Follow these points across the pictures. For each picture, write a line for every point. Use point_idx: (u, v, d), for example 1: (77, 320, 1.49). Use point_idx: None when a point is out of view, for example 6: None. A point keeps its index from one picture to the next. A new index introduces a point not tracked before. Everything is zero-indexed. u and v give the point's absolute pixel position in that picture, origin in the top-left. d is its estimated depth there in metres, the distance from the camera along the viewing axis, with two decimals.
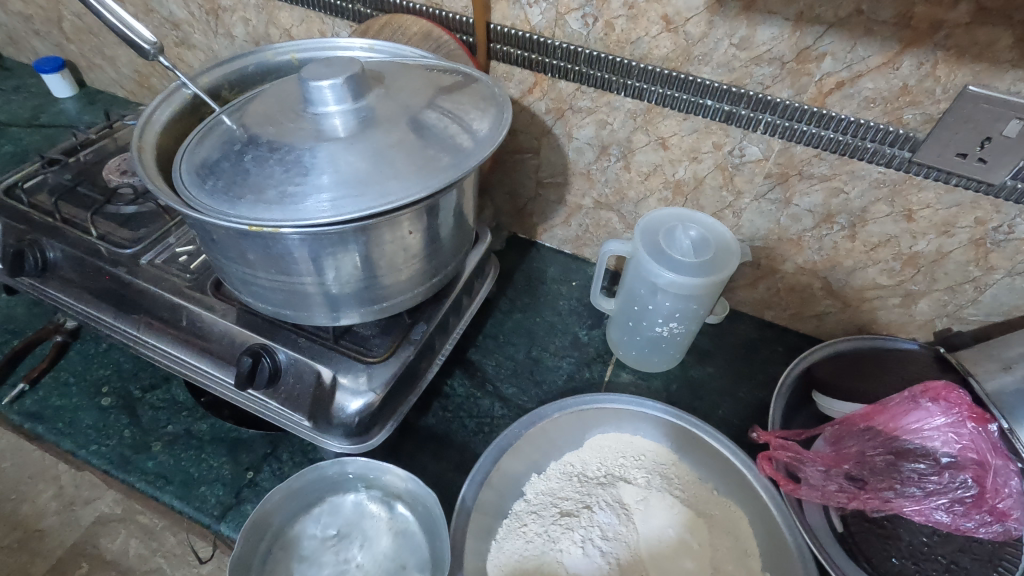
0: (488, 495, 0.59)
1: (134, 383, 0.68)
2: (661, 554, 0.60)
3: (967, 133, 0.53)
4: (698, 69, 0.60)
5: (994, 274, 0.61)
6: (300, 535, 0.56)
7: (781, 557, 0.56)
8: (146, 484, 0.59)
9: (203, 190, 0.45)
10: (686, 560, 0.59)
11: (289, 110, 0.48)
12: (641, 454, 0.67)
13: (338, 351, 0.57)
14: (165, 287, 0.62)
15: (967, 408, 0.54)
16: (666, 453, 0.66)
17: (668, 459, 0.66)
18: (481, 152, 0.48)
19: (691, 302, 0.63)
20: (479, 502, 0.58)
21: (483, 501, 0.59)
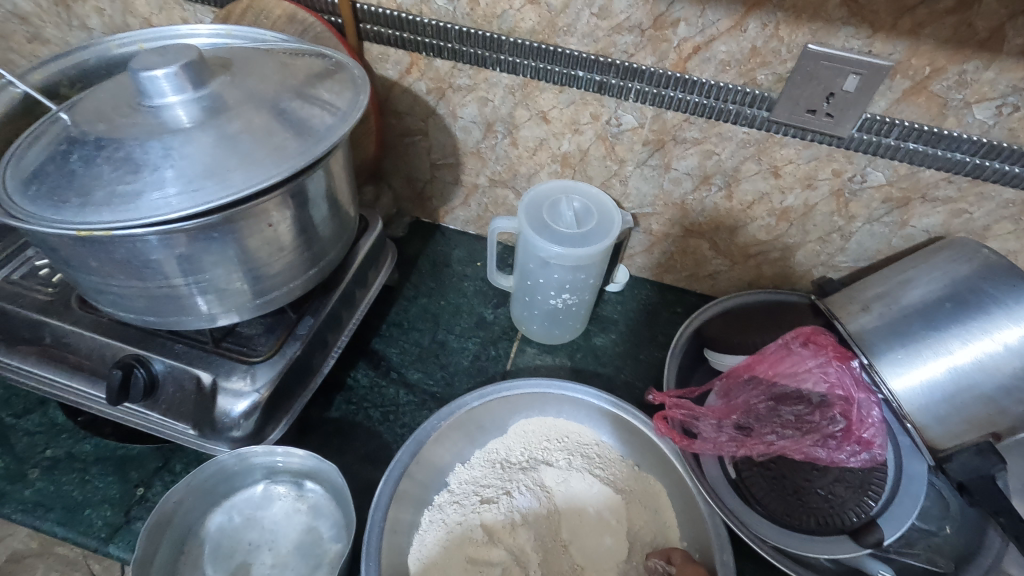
0: (408, 489, 0.56)
1: (4, 411, 0.63)
2: (582, 531, 0.58)
3: (814, 90, 0.55)
4: (565, 41, 0.60)
5: (856, 222, 0.66)
6: (207, 541, 0.55)
7: (689, 509, 0.57)
8: (24, 514, 0.56)
9: (26, 197, 0.42)
10: (606, 536, 0.58)
11: (123, 105, 0.45)
12: (565, 435, 0.65)
13: (218, 354, 0.55)
14: (22, 303, 0.58)
15: (832, 348, 0.57)
16: (588, 434, 0.65)
17: (590, 440, 0.64)
18: (334, 136, 0.47)
19: (580, 272, 0.65)
20: (398, 495, 0.55)
21: (400, 499, 0.55)
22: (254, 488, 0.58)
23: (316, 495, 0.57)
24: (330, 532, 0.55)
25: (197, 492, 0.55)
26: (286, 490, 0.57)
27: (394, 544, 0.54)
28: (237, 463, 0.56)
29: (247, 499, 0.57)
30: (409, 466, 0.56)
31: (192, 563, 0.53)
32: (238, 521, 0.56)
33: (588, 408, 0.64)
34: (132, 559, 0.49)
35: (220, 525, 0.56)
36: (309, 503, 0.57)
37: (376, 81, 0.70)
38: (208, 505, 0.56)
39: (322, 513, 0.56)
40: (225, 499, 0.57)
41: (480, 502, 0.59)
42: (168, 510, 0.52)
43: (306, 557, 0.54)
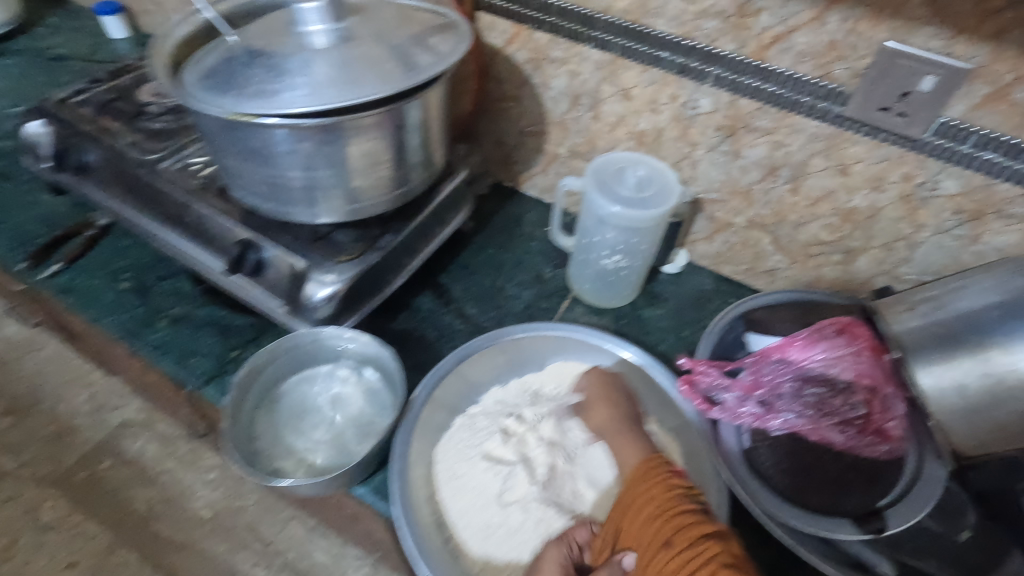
0: (447, 391, 0.65)
1: (148, 273, 0.78)
2: None
3: (888, 87, 0.57)
4: (653, 22, 0.66)
5: (923, 232, 0.65)
6: (281, 401, 0.65)
7: (699, 472, 0.60)
8: (149, 350, 0.70)
9: (200, 86, 0.54)
10: None
11: (280, 28, 0.57)
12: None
13: (313, 249, 0.66)
14: (178, 188, 0.72)
15: (868, 341, 0.59)
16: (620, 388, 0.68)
17: None
18: (433, 69, 0.56)
19: (633, 236, 0.69)
20: (434, 397, 0.64)
21: (439, 397, 0.64)
22: (322, 367, 0.68)
23: (372, 379, 0.66)
24: (381, 409, 0.64)
25: (278, 359, 0.65)
26: (348, 371, 0.67)
27: (425, 433, 0.62)
28: (311, 341, 0.66)
29: (315, 374, 0.67)
30: (451, 371, 0.65)
31: (268, 416, 0.64)
32: (306, 390, 0.66)
33: (621, 362, 0.69)
34: (226, 400, 0.60)
35: (292, 391, 0.66)
36: (367, 385, 0.66)
37: (482, 48, 0.79)
38: (284, 372, 0.66)
39: (377, 395, 0.65)
40: (298, 371, 0.67)
41: (507, 415, 0.64)
42: (256, 366, 0.63)
43: (359, 425, 0.64)
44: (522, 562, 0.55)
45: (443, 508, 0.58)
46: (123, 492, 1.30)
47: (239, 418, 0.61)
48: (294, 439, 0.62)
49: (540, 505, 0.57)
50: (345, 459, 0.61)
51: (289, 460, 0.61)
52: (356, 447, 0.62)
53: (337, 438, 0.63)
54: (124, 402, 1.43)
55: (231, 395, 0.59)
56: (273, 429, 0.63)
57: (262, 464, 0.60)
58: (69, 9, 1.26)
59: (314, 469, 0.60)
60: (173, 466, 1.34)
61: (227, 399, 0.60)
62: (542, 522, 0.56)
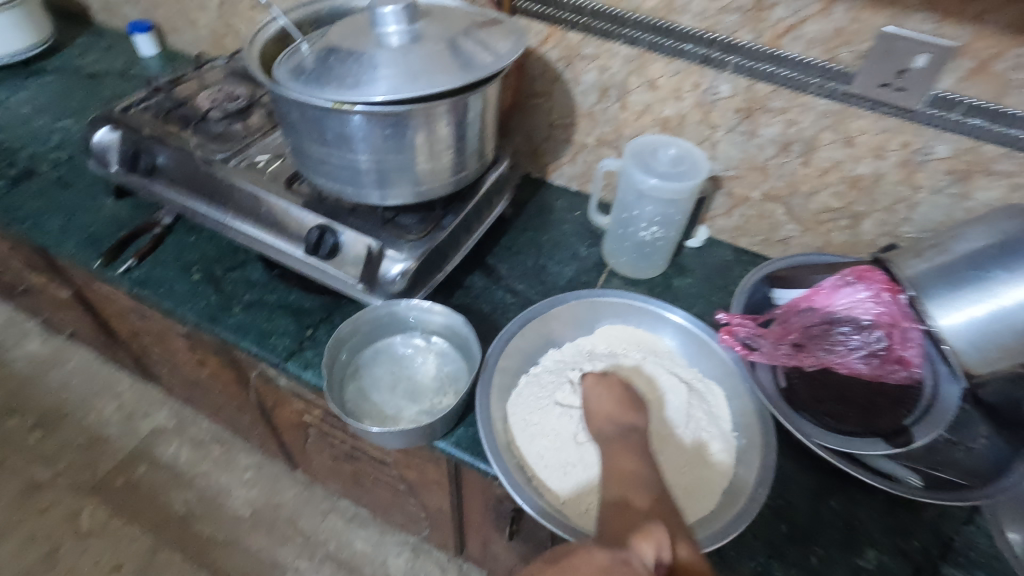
0: (514, 352, 0.72)
1: (216, 265, 0.84)
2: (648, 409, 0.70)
3: (888, 66, 0.66)
4: (679, 18, 0.74)
5: (921, 193, 0.75)
6: (363, 369, 0.71)
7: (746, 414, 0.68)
8: (229, 332, 0.76)
9: (298, 81, 0.61)
10: None
11: (361, 30, 0.65)
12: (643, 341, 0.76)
13: (384, 231, 0.73)
14: (249, 182, 0.78)
15: (884, 282, 0.66)
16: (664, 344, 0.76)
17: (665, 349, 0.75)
18: (500, 61, 0.65)
19: (671, 207, 0.78)
20: (502, 363, 0.70)
21: (507, 357, 0.71)
22: (396, 338, 0.74)
23: (443, 347, 0.73)
24: (455, 371, 0.71)
25: (359, 331, 0.72)
26: (420, 342, 0.74)
27: (500, 393, 0.68)
28: (387, 314, 0.72)
29: (389, 345, 0.74)
30: (516, 334, 0.72)
31: (353, 382, 0.70)
32: (383, 358, 0.72)
33: (663, 321, 0.77)
34: (321, 364, 0.66)
35: (371, 360, 0.72)
36: (438, 351, 0.73)
37: None
38: (364, 344, 0.73)
39: (449, 359, 0.72)
40: (375, 343, 0.74)
41: (570, 371, 0.71)
42: (343, 336, 0.69)
43: (438, 386, 0.70)
44: (602, 492, 0.61)
45: (521, 451, 0.64)
46: (160, 496, 1.32)
47: (332, 382, 0.67)
48: (380, 401, 0.68)
49: None
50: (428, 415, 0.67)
51: (379, 419, 0.67)
52: (437, 404, 0.68)
53: (418, 398, 0.69)
54: (153, 410, 1.46)
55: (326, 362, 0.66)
56: (360, 394, 0.69)
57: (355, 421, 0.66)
58: (96, 30, 1.32)
59: (403, 424, 0.66)
60: (208, 468, 1.37)
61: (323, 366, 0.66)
62: None
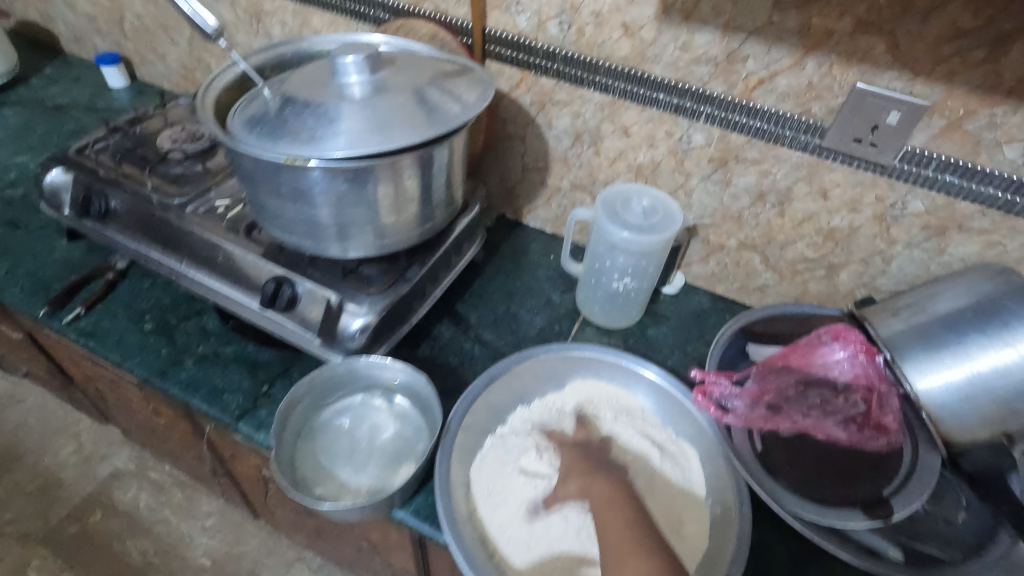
0: (479, 412, 0.69)
1: (170, 313, 0.80)
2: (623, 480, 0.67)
3: (860, 121, 0.65)
4: (651, 68, 0.73)
5: (896, 246, 0.73)
6: (319, 431, 0.67)
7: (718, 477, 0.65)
8: (179, 389, 0.72)
9: (250, 134, 0.58)
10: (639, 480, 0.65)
11: (319, 80, 0.62)
12: (614, 398, 0.73)
13: (345, 283, 0.70)
14: (206, 230, 0.75)
15: (861, 344, 0.64)
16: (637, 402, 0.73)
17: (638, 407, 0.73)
18: (464, 114, 0.63)
19: (643, 259, 0.75)
20: (466, 425, 0.67)
21: (473, 418, 0.68)
22: (356, 397, 0.71)
23: (404, 405, 0.70)
24: (415, 434, 0.67)
25: (316, 390, 0.68)
26: (381, 400, 0.70)
27: (463, 456, 0.65)
28: (347, 372, 0.69)
29: (348, 403, 0.70)
30: (481, 393, 0.69)
31: (307, 446, 0.66)
32: (340, 419, 0.69)
33: (636, 377, 0.74)
34: (272, 431, 0.62)
35: (328, 421, 0.68)
36: (399, 411, 0.69)
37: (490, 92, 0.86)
38: (320, 403, 0.69)
39: (410, 420, 0.68)
40: (333, 402, 0.70)
41: (538, 434, 0.68)
42: (297, 397, 0.66)
43: (398, 450, 0.66)
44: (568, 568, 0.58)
45: (484, 523, 0.61)
46: (117, 546, 1.26)
47: (281, 448, 0.63)
48: (334, 468, 0.64)
49: (581, 514, 0.61)
50: (384, 483, 0.63)
51: (332, 488, 0.63)
52: (394, 471, 0.64)
53: (377, 464, 0.65)
54: (114, 450, 1.40)
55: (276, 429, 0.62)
56: (314, 460, 0.65)
57: (306, 492, 0.62)
58: (64, 60, 1.28)
59: (358, 493, 0.62)
60: (169, 514, 1.31)
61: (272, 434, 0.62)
62: (582, 529, 0.60)
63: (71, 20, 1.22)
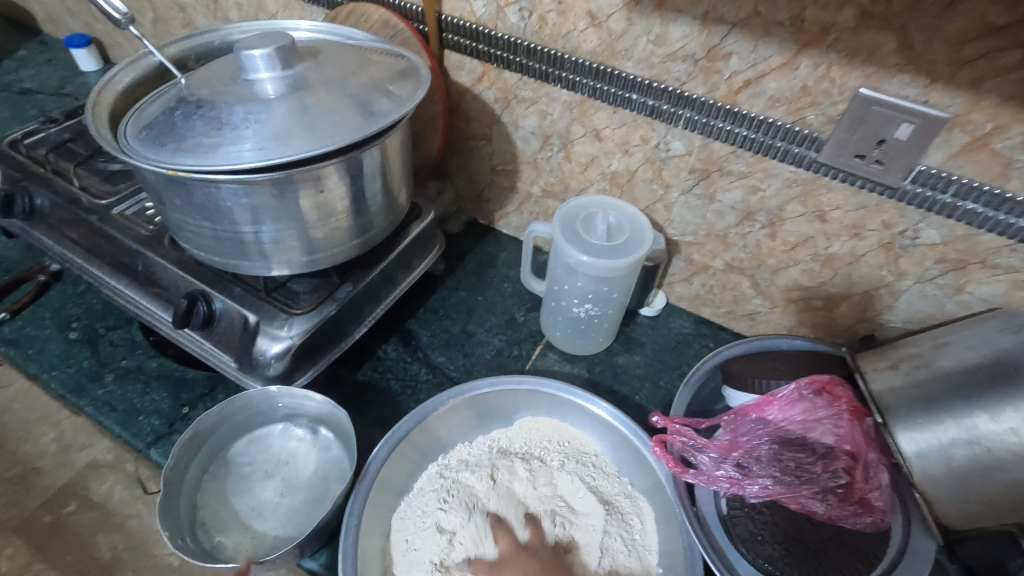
0: (403, 453, 0.61)
1: (100, 322, 0.75)
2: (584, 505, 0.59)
3: (864, 134, 0.54)
4: (621, 64, 0.63)
5: (905, 280, 0.62)
6: (230, 466, 0.62)
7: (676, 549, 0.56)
8: (93, 408, 0.66)
9: (137, 140, 0.51)
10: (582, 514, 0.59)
11: (227, 77, 0.55)
12: (567, 440, 0.66)
13: (267, 301, 0.62)
14: (128, 234, 0.68)
15: (847, 402, 0.55)
16: (590, 445, 0.66)
17: (590, 451, 0.65)
18: (386, 118, 0.53)
19: (605, 284, 0.67)
20: (390, 466, 0.60)
21: (395, 461, 0.60)
22: (276, 427, 0.65)
23: (327, 439, 0.63)
24: (334, 473, 0.61)
25: (227, 421, 0.62)
26: (303, 432, 0.64)
27: (379, 505, 0.58)
28: (262, 402, 0.63)
29: (268, 434, 0.65)
30: (410, 432, 0.61)
31: (214, 482, 0.61)
32: (257, 451, 0.63)
33: (593, 417, 0.66)
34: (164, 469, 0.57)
35: (242, 453, 0.63)
36: (321, 445, 0.63)
37: (450, 86, 0.77)
38: (235, 434, 0.64)
39: (332, 456, 0.62)
40: (250, 433, 0.65)
41: (473, 478, 0.62)
42: (201, 430, 0.60)
43: (313, 490, 0.60)
44: None
45: None
46: (88, 541, 0.98)
47: (179, 486, 0.58)
48: (239, 508, 0.59)
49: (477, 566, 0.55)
50: (290, 529, 0.57)
51: (231, 531, 0.57)
52: (303, 515, 0.58)
53: (287, 505, 0.59)
54: None
55: (169, 463, 0.57)
56: (219, 497, 0.59)
57: (203, 537, 0.56)
58: (39, 41, 1.24)
59: (260, 540, 0.56)
60: None
61: (166, 468, 0.57)
62: None
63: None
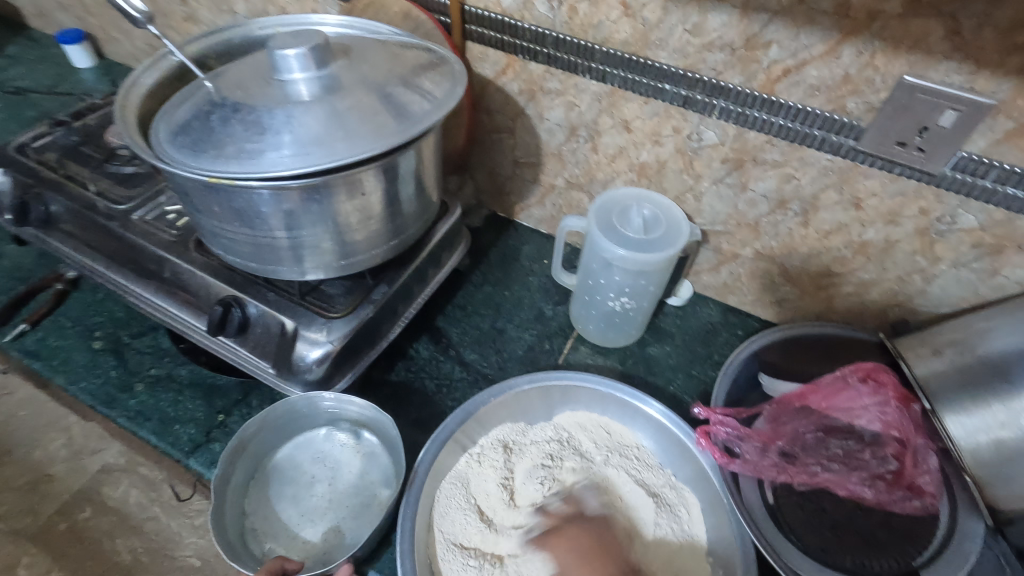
0: (450, 451, 0.61)
1: (123, 330, 0.73)
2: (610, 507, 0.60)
3: (906, 122, 0.54)
4: (655, 54, 0.62)
5: (940, 265, 0.63)
6: (275, 473, 0.61)
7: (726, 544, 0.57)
8: (127, 419, 0.65)
9: (172, 145, 0.50)
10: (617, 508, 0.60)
11: (260, 78, 0.53)
12: (607, 433, 0.66)
13: (303, 305, 0.61)
14: (153, 240, 0.67)
15: (894, 389, 0.55)
16: (631, 438, 0.66)
17: (632, 444, 0.65)
18: (427, 119, 0.52)
19: (641, 278, 0.68)
20: (438, 466, 0.60)
21: (443, 459, 0.61)
22: (318, 431, 0.64)
23: (372, 443, 0.63)
24: (382, 480, 0.60)
25: (270, 427, 0.62)
26: (346, 436, 0.64)
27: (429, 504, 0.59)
28: (304, 407, 0.62)
29: (311, 438, 0.64)
30: (454, 432, 0.61)
31: (260, 489, 0.60)
32: (300, 456, 0.63)
33: (634, 411, 0.66)
34: (213, 478, 0.56)
35: (286, 459, 0.63)
36: (366, 450, 0.63)
37: (473, 78, 0.75)
38: (278, 440, 0.63)
39: (379, 461, 0.62)
40: (293, 438, 0.64)
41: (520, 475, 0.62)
42: (245, 439, 0.59)
43: (360, 495, 0.60)
44: None
45: None
46: None
47: (227, 495, 0.57)
48: (288, 516, 0.58)
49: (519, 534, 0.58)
50: (342, 537, 0.57)
51: (282, 540, 0.57)
52: (355, 522, 0.58)
53: (337, 512, 0.59)
54: None
55: (218, 472, 0.56)
56: (267, 504, 0.59)
57: (254, 546, 0.56)
58: (28, 37, 1.19)
59: (312, 547, 0.56)
60: None
61: (215, 476, 0.56)
62: None
63: None
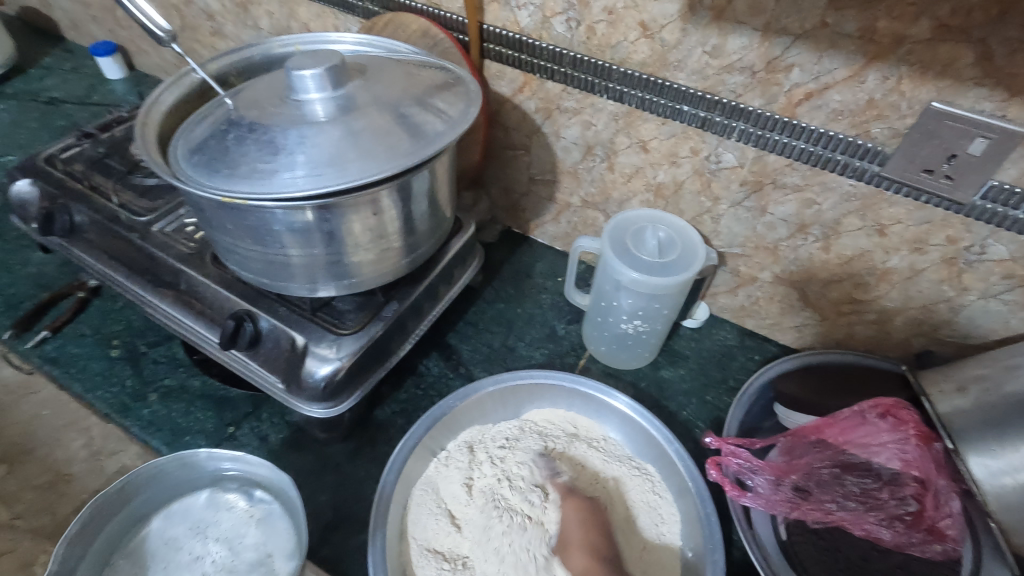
0: (417, 462, 0.62)
1: (140, 339, 0.75)
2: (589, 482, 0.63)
3: (933, 149, 0.53)
4: (673, 75, 0.61)
5: (968, 295, 0.60)
6: (146, 546, 0.58)
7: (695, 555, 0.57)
8: (139, 428, 0.66)
9: (188, 164, 0.50)
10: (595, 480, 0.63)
11: (276, 98, 0.54)
12: (573, 427, 0.68)
13: (314, 321, 0.62)
14: (171, 252, 0.68)
15: (914, 426, 0.54)
16: (598, 433, 0.68)
17: (599, 439, 0.67)
18: (440, 140, 0.52)
19: (654, 301, 0.67)
20: (405, 475, 0.61)
21: (411, 468, 0.61)
22: (202, 494, 0.61)
23: (263, 505, 0.59)
24: (279, 551, 0.56)
25: (136, 496, 0.58)
26: (235, 497, 0.60)
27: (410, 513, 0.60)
28: (178, 467, 0.59)
29: (194, 502, 0.61)
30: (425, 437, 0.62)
31: (129, 566, 0.57)
32: (178, 525, 0.59)
33: (600, 405, 0.68)
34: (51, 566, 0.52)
35: (161, 528, 0.59)
36: (257, 512, 0.59)
37: (489, 96, 0.75)
38: (150, 509, 0.60)
39: (270, 523, 0.58)
40: (167, 504, 0.61)
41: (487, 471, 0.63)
42: (100, 514, 0.56)
43: (255, 568, 0.56)
44: None
45: None
46: None
47: None
48: None
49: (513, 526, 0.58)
50: None
51: None
52: None
53: None
54: None
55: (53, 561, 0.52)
56: None
57: None
58: (63, 48, 1.23)
59: None
60: None
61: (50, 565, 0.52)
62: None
63: (67, 7, 1.16)
